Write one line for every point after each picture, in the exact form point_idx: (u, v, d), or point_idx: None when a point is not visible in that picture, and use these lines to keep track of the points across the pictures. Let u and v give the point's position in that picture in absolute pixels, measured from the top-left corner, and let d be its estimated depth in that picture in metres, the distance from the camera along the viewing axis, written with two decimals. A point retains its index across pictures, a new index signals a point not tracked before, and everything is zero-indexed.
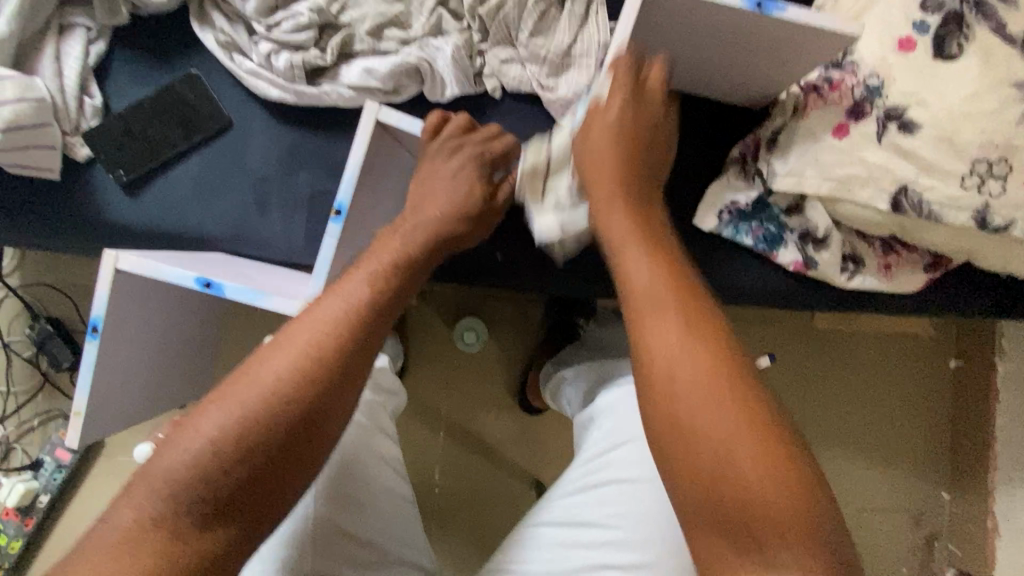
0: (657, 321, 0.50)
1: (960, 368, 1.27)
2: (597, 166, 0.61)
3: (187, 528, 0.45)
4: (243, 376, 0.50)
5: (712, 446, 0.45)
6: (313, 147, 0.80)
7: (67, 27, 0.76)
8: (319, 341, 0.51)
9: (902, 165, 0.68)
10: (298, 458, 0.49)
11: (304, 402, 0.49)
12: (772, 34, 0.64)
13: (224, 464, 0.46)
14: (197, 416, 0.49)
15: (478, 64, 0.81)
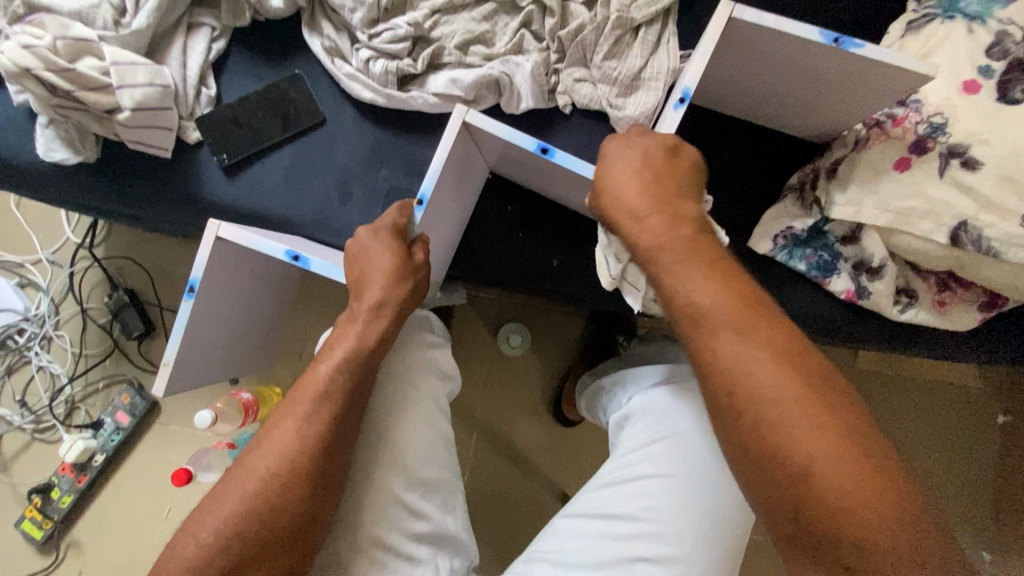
0: (720, 338, 0.57)
1: (1008, 421, 1.24)
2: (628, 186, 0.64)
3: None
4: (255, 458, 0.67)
5: (794, 443, 0.53)
6: (395, 146, 0.87)
7: (194, 25, 0.86)
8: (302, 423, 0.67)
9: (962, 201, 0.70)
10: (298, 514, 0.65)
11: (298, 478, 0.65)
12: (847, 67, 0.67)
13: (246, 525, 0.64)
14: (225, 490, 0.66)
15: (553, 82, 0.88)
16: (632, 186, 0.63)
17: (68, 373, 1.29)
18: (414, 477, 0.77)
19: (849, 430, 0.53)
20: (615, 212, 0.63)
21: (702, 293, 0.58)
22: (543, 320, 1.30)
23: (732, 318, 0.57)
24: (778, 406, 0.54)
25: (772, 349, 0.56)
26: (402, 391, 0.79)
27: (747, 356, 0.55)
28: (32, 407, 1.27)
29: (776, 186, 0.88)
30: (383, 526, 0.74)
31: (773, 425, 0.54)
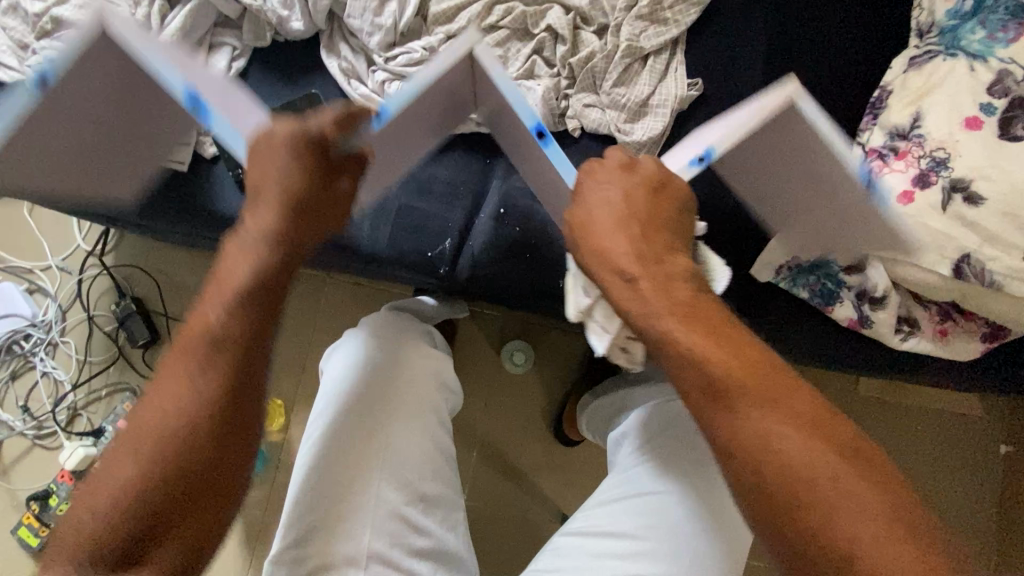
0: (745, 414, 0.52)
1: (1011, 453, 1.23)
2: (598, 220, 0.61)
3: (129, 531, 0.53)
4: (151, 412, 0.56)
5: (833, 525, 0.49)
6: (406, 165, 0.89)
7: (216, 45, 0.89)
8: (207, 360, 0.57)
9: (965, 234, 0.71)
10: (215, 478, 0.56)
11: (209, 430, 0.56)
12: (845, 199, 0.71)
13: (156, 482, 0.54)
14: (120, 450, 0.56)
15: (563, 107, 0.89)
16: (614, 229, 0.60)
17: (72, 379, 1.29)
18: (415, 491, 0.78)
19: (885, 507, 0.49)
20: (604, 270, 0.60)
21: (716, 366, 0.54)
22: (546, 338, 1.31)
23: (755, 393, 0.53)
24: (810, 484, 0.50)
25: (801, 423, 0.52)
26: (399, 405, 0.80)
27: (773, 429, 0.52)
28: (34, 413, 1.28)
29: None
30: (383, 541, 0.74)
31: (807, 506, 0.50)
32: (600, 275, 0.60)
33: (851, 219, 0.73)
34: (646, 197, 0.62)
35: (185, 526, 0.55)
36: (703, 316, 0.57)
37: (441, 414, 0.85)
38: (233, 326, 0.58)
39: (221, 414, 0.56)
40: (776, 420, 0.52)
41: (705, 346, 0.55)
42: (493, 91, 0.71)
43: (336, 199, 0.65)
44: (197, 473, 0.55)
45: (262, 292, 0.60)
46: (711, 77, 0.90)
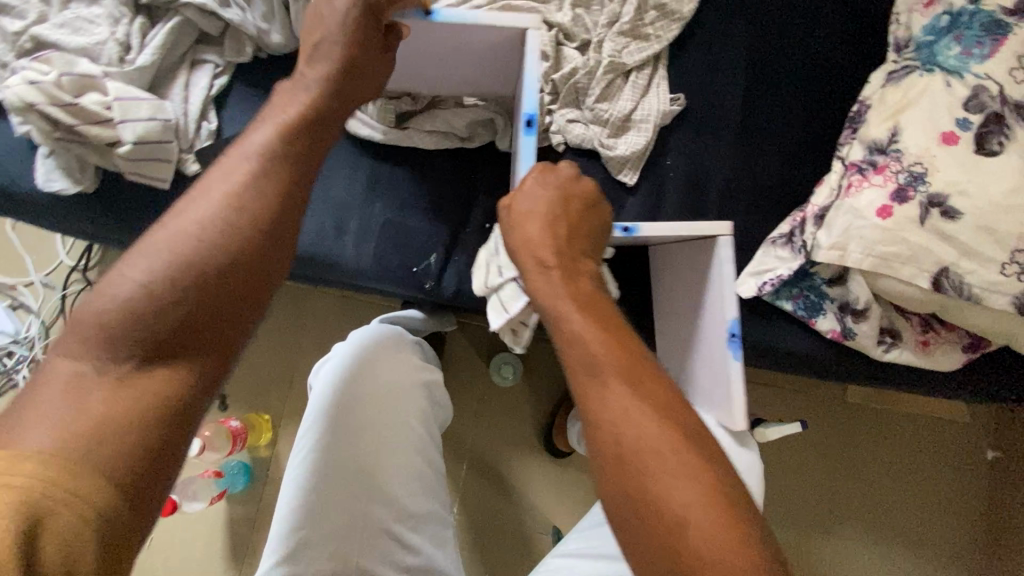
0: (607, 385, 0.53)
1: (997, 459, 1.24)
2: (528, 219, 0.64)
3: (127, 362, 0.46)
4: (169, 233, 0.51)
5: (670, 504, 0.48)
6: (390, 181, 0.89)
7: (198, 62, 0.88)
8: (238, 194, 0.53)
9: (943, 248, 0.72)
10: (233, 315, 0.51)
11: (234, 261, 0.51)
12: (715, 345, 0.76)
13: (169, 303, 0.48)
14: (120, 268, 0.49)
15: (547, 122, 0.90)
16: (541, 222, 0.64)
17: None
18: (406, 509, 0.77)
19: (719, 500, 0.48)
20: (527, 262, 0.63)
21: (594, 342, 0.55)
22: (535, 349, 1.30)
23: (619, 370, 0.54)
24: (651, 455, 0.50)
25: (658, 404, 0.53)
26: (390, 415, 0.80)
27: (629, 400, 0.52)
28: None
29: (766, 227, 0.89)
30: (374, 559, 0.74)
31: (646, 475, 0.49)
32: (523, 265, 0.63)
33: (712, 354, 0.78)
34: (573, 199, 0.66)
35: (190, 362, 0.48)
36: (590, 302, 0.59)
37: (432, 429, 0.86)
38: (272, 165, 0.55)
39: (251, 250, 0.52)
40: (633, 394, 0.53)
41: (589, 327, 0.57)
42: (511, 42, 0.76)
43: (371, 89, 0.67)
44: (216, 301, 0.50)
45: (296, 162, 0.57)
46: (692, 92, 0.91)
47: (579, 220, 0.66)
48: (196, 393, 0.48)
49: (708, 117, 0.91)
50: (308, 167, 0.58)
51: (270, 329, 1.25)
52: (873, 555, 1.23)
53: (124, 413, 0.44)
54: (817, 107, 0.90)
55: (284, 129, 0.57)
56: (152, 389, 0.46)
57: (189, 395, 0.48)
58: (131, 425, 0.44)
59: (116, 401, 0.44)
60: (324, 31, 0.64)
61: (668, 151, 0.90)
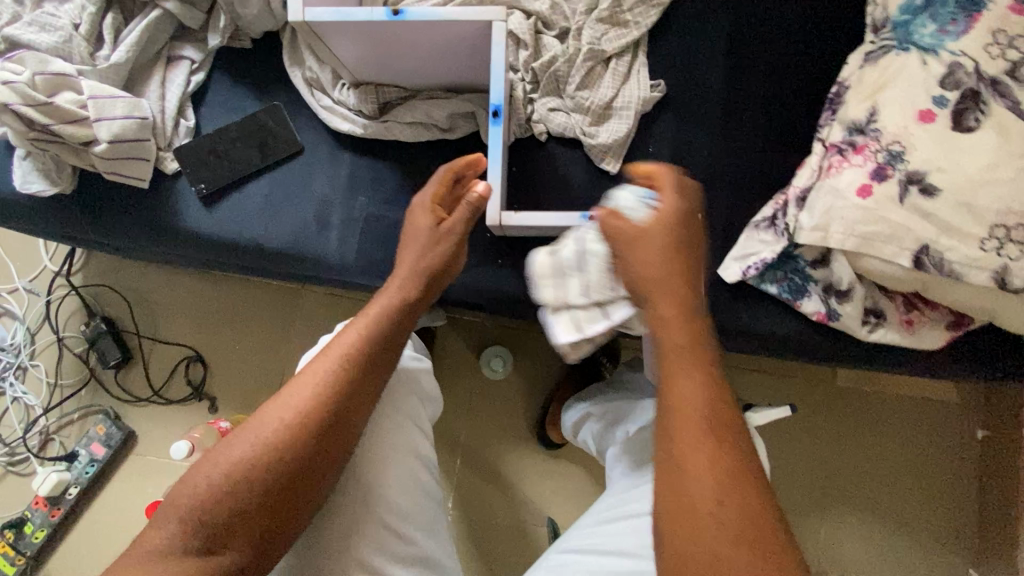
0: (680, 381, 0.57)
1: (988, 438, 1.25)
2: (640, 238, 0.61)
3: (212, 531, 0.61)
4: (264, 416, 0.65)
5: (709, 507, 0.53)
6: (372, 174, 0.89)
7: (174, 58, 0.87)
8: (303, 408, 0.64)
9: (923, 225, 0.72)
10: (280, 514, 0.63)
11: (285, 470, 0.63)
12: None
13: (256, 487, 0.62)
14: (213, 457, 0.64)
15: (528, 111, 0.89)
16: (653, 246, 0.60)
17: (43, 404, 1.26)
18: (396, 499, 0.76)
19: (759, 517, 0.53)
20: (631, 271, 0.61)
21: (681, 344, 0.58)
22: (526, 342, 1.29)
23: (701, 375, 0.57)
24: (699, 460, 0.54)
25: (722, 419, 0.56)
26: (381, 413, 0.78)
27: (697, 406, 0.56)
28: (5, 439, 1.24)
29: (750, 212, 0.89)
30: (369, 549, 0.72)
31: (688, 473, 0.54)
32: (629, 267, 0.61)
33: None
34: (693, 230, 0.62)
35: (239, 548, 0.61)
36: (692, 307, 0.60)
37: (421, 419, 0.84)
38: (336, 383, 0.66)
39: (303, 459, 0.64)
40: (705, 399, 0.56)
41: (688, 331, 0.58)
42: (480, 33, 0.75)
43: (449, 264, 0.74)
44: (267, 502, 0.62)
45: (370, 366, 0.68)
46: (672, 79, 0.91)
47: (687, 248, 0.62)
48: (237, 575, 0.61)
49: (689, 104, 0.91)
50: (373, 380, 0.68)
51: (262, 330, 1.27)
52: (870, 539, 1.24)
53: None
54: (798, 90, 0.90)
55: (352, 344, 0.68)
56: (205, 571, 0.60)
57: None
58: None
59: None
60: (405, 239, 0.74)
61: (650, 138, 0.90)
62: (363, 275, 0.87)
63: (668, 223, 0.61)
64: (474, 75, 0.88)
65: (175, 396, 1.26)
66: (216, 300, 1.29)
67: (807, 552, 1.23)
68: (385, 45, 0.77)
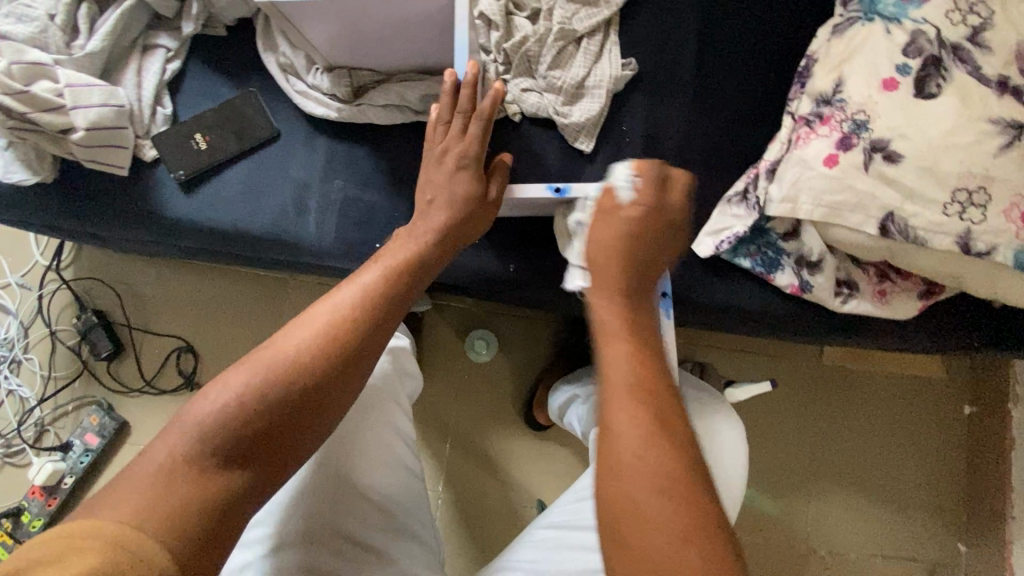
0: (614, 375, 0.56)
1: (975, 413, 1.25)
2: (599, 244, 0.65)
3: (215, 466, 0.53)
4: (283, 341, 0.59)
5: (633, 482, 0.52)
6: (348, 158, 0.90)
7: (150, 47, 0.89)
8: (340, 325, 0.61)
9: (887, 193, 0.73)
10: (301, 440, 0.58)
11: (315, 388, 0.58)
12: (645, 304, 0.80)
13: (273, 416, 0.56)
14: (219, 382, 0.56)
15: (502, 92, 0.90)
16: (620, 254, 0.64)
17: (38, 396, 1.27)
18: (371, 468, 0.77)
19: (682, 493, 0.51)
20: (600, 280, 0.63)
21: (628, 377, 0.56)
22: (511, 326, 1.31)
23: (648, 400, 0.54)
24: (656, 501, 0.50)
25: (680, 448, 0.53)
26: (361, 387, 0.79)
27: (641, 439, 0.52)
28: (0, 431, 1.25)
29: (723, 187, 0.89)
30: (344, 515, 0.73)
31: (646, 519, 0.50)
32: (596, 279, 0.63)
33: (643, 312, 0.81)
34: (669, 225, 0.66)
35: (254, 472, 0.55)
36: (633, 325, 0.60)
37: (399, 395, 0.85)
38: (375, 305, 0.64)
39: (335, 380, 0.59)
40: (652, 428, 0.53)
41: (633, 354, 0.57)
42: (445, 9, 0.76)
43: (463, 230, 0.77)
44: (293, 421, 0.57)
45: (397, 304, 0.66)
46: (644, 57, 0.92)
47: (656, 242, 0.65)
48: (246, 502, 0.54)
49: (662, 81, 0.91)
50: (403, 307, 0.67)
51: (251, 320, 1.29)
52: (858, 515, 1.23)
53: (185, 514, 0.50)
54: (769, 66, 0.91)
55: (389, 269, 0.67)
56: (212, 497, 0.52)
57: (239, 505, 0.54)
58: (182, 527, 0.49)
59: (185, 499, 0.51)
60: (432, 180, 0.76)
61: (623, 116, 0.91)
62: (341, 257, 0.88)
63: (624, 230, 0.65)
64: (445, 57, 0.89)
65: (168, 386, 1.27)
66: (205, 291, 1.30)
67: (796, 529, 1.22)
68: (355, 27, 0.78)
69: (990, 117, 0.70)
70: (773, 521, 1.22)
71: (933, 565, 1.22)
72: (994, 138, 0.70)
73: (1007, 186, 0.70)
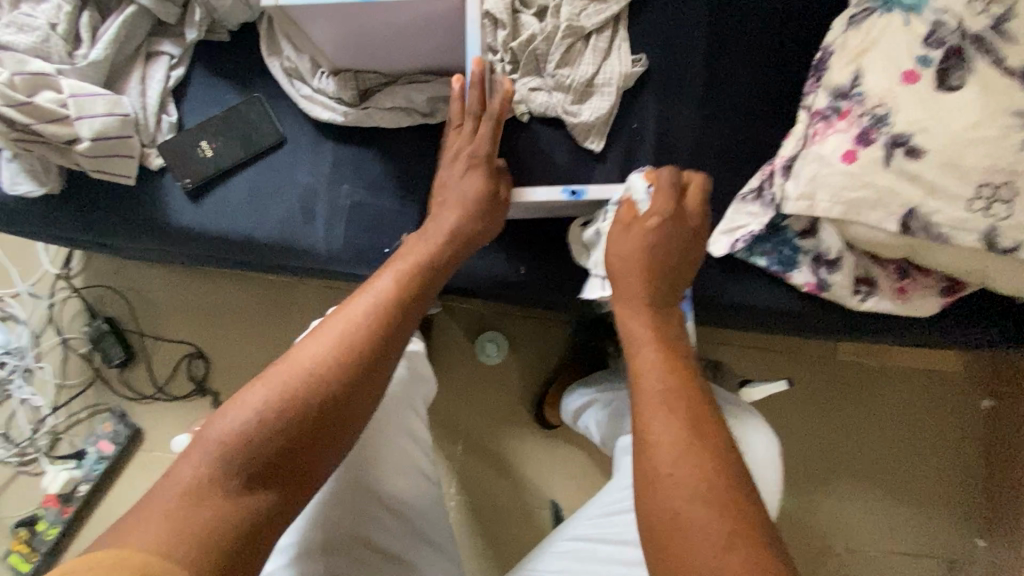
0: (643, 381, 0.59)
1: (994, 408, 1.23)
2: (620, 267, 0.67)
3: (236, 488, 0.53)
4: (293, 357, 0.59)
5: (677, 481, 0.52)
6: (355, 162, 0.89)
7: (153, 54, 0.88)
8: (352, 337, 0.60)
9: (909, 189, 0.71)
10: (322, 455, 0.58)
11: (331, 403, 0.58)
12: (669, 303, 0.79)
13: (289, 433, 0.56)
14: (232, 404, 0.56)
15: (509, 92, 0.88)
16: (642, 267, 0.66)
17: (50, 404, 1.27)
18: (386, 475, 0.76)
19: (725, 489, 0.52)
20: (619, 296, 0.67)
21: (660, 385, 0.58)
22: (522, 328, 1.29)
23: (678, 407, 0.56)
24: (693, 502, 0.51)
25: (714, 453, 0.54)
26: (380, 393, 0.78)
27: (676, 442, 0.54)
28: (15, 440, 1.26)
29: (737, 185, 0.87)
30: (359, 522, 0.72)
31: (686, 523, 0.51)
32: (618, 295, 0.67)
33: (665, 311, 0.80)
34: (689, 234, 0.69)
35: (277, 489, 0.55)
36: (667, 336, 0.64)
37: (413, 401, 0.83)
38: (387, 315, 0.63)
39: (351, 392, 0.59)
40: (684, 430, 0.55)
41: (664, 363, 0.60)
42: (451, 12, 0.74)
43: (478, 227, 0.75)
44: (312, 438, 0.57)
45: (407, 310, 0.65)
46: (654, 52, 0.90)
47: (682, 253, 0.68)
48: (272, 520, 0.54)
49: (672, 77, 0.90)
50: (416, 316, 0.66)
51: (261, 324, 1.28)
52: (874, 512, 1.22)
53: (212, 534, 0.50)
54: (781, 60, 0.89)
55: (400, 277, 0.66)
56: (238, 518, 0.52)
57: (265, 523, 0.54)
58: (210, 548, 0.50)
59: (212, 519, 0.51)
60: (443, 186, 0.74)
61: (633, 114, 0.89)
62: (350, 263, 0.87)
63: (642, 246, 0.67)
64: (451, 58, 0.88)
65: (180, 392, 1.27)
66: (213, 297, 1.30)
67: (812, 527, 1.21)
68: (360, 30, 0.77)
69: (1014, 109, 0.68)
70: (789, 520, 1.21)
71: (950, 560, 1.20)
72: (1020, 131, 0.68)
73: None
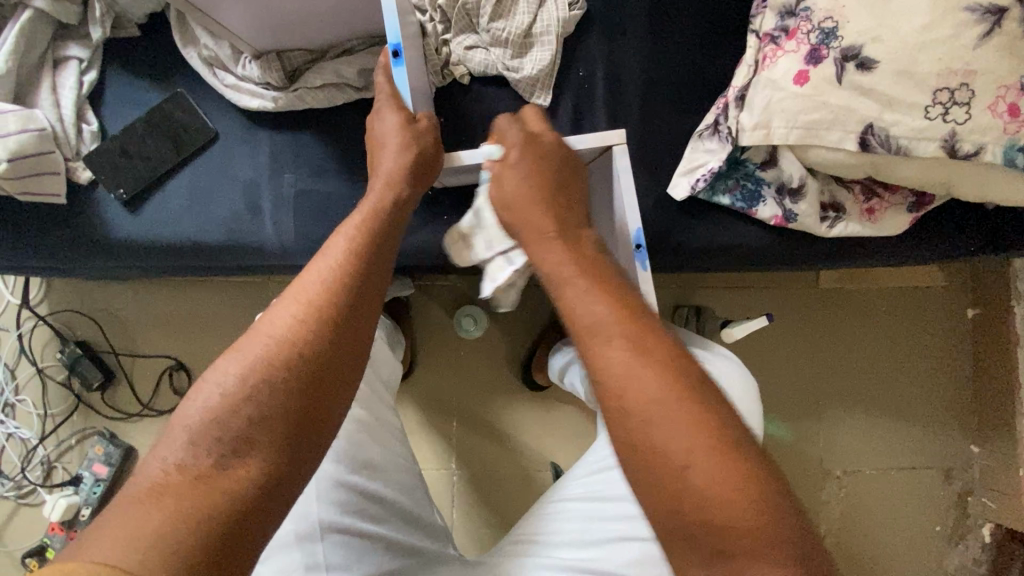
0: (575, 296, 0.56)
1: (977, 316, 1.22)
2: (519, 216, 0.64)
3: (209, 470, 0.49)
4: (260, 330, 0.55)
5: (651, 422, 0.49)
6: (295, 150, 0.85)
7: (61, 60, 0.83)
8: (318, 297, 0.57)
9: (864, 104, 0.68)
10: (312, 422, 0.53)
11: (310, 365, 0.54)
12: (624, 262, 0.77)
13: (268, 403, 0.52)
14: (201, 388, 0.53)
15: (445, 54, 0.84)
16: (534, 202, 0.63)
17: (38, 435, 1.23)
18: (357, 460, 0.72)
19: (696, 416, 0.49)
20: (529, 234, 0.62)
21: (599, 313, 0.54)
22: (499, 296, 1.21)
23: (622, 331, 0.53)
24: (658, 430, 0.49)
25: (670, 369, 0.51)
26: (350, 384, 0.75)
27: (639, 374, 0.51)
28: (8, 475, 1.22)
29: (694, 124, 0.84)
30: (333, 511, 0.68)
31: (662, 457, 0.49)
32: (525, 234, 0.63)
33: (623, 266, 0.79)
34: (549, 153, 0.66)
35: (261, 462, 0.50)
36: (591, 262, 0.59)
37: (376, 383, 0.79)
38: (352, 268, 0.60)
39: (326, 352, 0.55)
40: (635, 351, 0.52)
41: (594, 293, 0.56)
42: None
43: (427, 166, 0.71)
44: (296, 403, 0.53)
45: (371, 260, 0.61)
46: None
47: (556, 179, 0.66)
48: (262, 497, 0.49)
49: (614, 17, 0.85)
50: (382, 270, 0.62)
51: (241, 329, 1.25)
52: (870, 430, 1.22)
53: (190, 515, 0.46)
54: None
55: (359, 233, 0.62)
56: (214, 498, 0.47)
57: (252, 498, 0.49)
58: (194, 529, 0.45)
59: (186, 504, 0.47)
60: (383, 140, 0.71)
61: (579, 61, 0.85)
62: (303, 255, 0.84)
63: (529, 180, 0.65)
64: (377, 26, 0.83)
65: (167, 406, 1.24)
66: (186, 306, 1.26)
67: (812, 454, 1.21)
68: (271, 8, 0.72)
69: (967, 4, 0.65)
70: (786, 450, 1.21)
71: (947, 469, 1.22)
72: (975, 27, 0.65)
73: (990, 78, 0.65)
